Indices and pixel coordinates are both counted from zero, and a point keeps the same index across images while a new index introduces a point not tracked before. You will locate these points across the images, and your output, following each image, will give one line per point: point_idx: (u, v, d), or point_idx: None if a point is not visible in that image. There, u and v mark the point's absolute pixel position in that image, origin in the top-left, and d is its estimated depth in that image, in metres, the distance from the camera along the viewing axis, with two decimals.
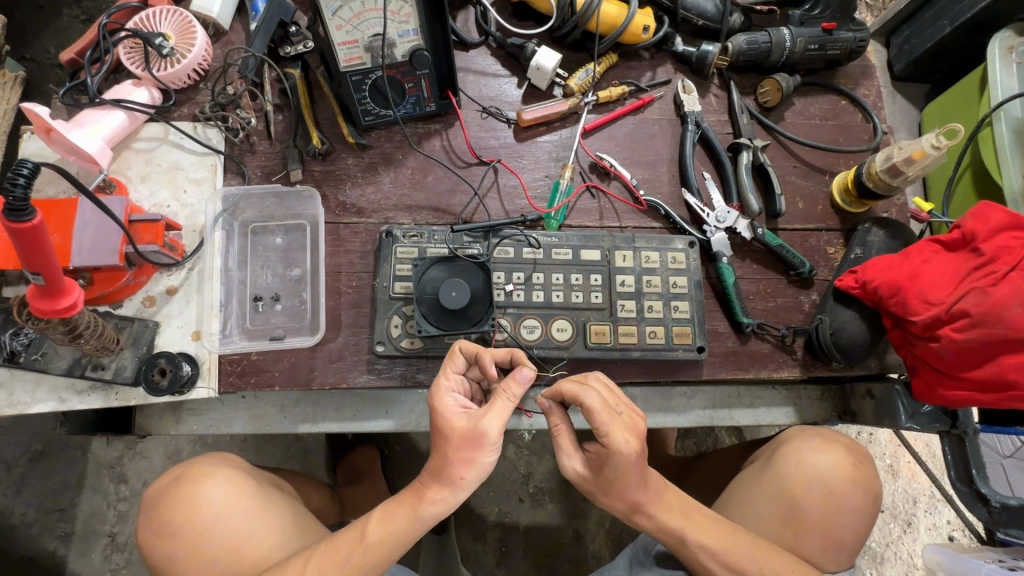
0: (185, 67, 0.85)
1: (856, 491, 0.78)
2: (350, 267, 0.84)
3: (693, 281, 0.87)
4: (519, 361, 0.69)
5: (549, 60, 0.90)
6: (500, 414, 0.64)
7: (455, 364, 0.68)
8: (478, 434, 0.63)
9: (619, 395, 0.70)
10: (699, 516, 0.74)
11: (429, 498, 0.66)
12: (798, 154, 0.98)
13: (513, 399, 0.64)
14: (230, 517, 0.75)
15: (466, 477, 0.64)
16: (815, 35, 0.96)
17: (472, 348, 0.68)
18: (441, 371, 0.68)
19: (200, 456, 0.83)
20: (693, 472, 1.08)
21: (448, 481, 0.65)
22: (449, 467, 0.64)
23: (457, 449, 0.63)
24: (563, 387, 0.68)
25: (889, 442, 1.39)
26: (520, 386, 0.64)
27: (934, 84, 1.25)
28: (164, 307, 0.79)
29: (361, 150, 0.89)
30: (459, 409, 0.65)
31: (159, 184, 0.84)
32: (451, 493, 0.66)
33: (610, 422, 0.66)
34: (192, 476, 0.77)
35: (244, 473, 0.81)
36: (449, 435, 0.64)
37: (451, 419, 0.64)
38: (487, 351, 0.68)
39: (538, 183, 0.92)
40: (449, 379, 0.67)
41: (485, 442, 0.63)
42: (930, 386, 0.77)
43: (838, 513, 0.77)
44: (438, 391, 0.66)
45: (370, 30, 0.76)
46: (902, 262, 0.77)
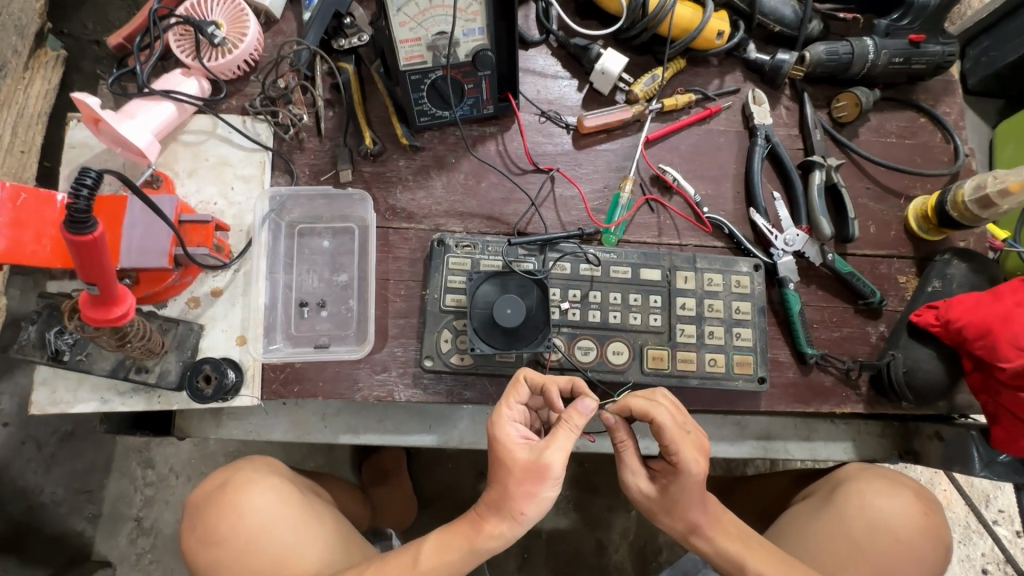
0: (236, 58, 0.81)
1: (925, 539, 0.76)
2: (398, 275, 0.81)
3: (758, 306, 0.83)
4: (583, 392, 0.66)
5: (615, 65, 0.86)
6: (563, 447, 0.61)
7: (519, 393, 0.65)
8: (542, 467, 0.60)
9: (687, 414, 0.68)
10: (759, 547, 0.71)
11: (487, 531, 0.63)
12: (872, 174, 0.92)
13: (575, 430, 0.61)
14: (276, 528, 0.72)
15: (526, 512, 0.61)
16: (901, 47, 0.89)
17: (537, 379, 0.66)
18: (503, 399, 0.64)
19: (242, 462, 0.81)
20: (733, 497, 1.05)
21: (508, 515, 0.62)
22: (510, 500, 0.61)
23: (518, 481, 0.60)
24: (632, 402, 0.66)
25: (929, 470, 1.35)
26: (583, 417, 0.62)
27: (1010, 101, 1.18)
28: (209, 309, 0.76)
29: (413, 152, 0.85)
30: (521, 440, 0.62)
31: (207, 180, 0.80)
32: (510, 527, 0.62)
33: (681, 440, 0.64)
34: (238, 483, 0.76)
35: (288, 483, 0.79)
36: (510, 466, 0.61)
37: (513, 451, 0.61)
38: (554, 382, 0.66)
39: (596, 194, 0.87)
40: (511, 408, 0.64)
41: (548, 475, 0.60)
42: (1013, 436, 0.72)
43: (908, 561, 0.74)
44: (500, 420, 0.63)
45: (434, 28, 0.72)
46: (993, 302, 0.72)
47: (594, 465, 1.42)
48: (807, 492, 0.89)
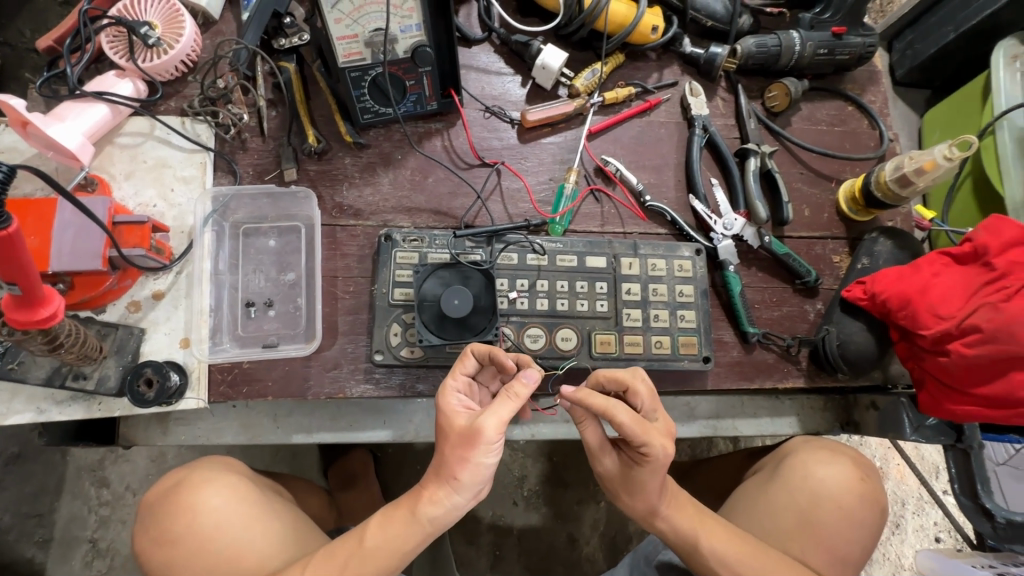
0: (173, 58, 0.80)
1: (864, 505, 0.79)
2: (347, 271, 0.81)
3: (700, 289, 0.85)
4: (529, 365, 0.69)
5: (554, 59, 0.88)
6: (500, 413, 0.61)
7: (465, 366, 0.67)
8: (475, 431, 0.60)
9: (649, 401, 0.67)
10: (707, 517, 0.74)
11: (428, 498, 0.63)
12: (804, 160, 0.96)
13: (516, 399, 0.62)
14: (230, 527, 0.71)
15: (462, 478, 0.61)
16: (825, 39, 0.94)
17: (483, 350, 0.68)
18: (449, 372, 0.67)
19: (201, 460, 0.80)
20: (693, 478, 1.07)
21: (446, 480, 0.62)
22: (446, 464, 0.61)
23: (453, 447, 0.61)
24: (590, 400, 0.63)
25: (881, 445, 1.40)
26: (525, 387, 0.63)
27: (934, 91, 1.25)
28: (150, 313, 0.75)
29: (358, 149, 0.86)
30: (461, 408, 0.64)
31: (145, 182, 0.79)
32: (448, 495, 0.62)
33: (645, 433, 0.63)
34: (192, 484, 0.74)
35: (247, 481, 0.77)
36: (446, 431, 0.62)
37: (452, 417, 0.62)
38: (500, 350, 0.68)
39: (542, 186, 0.89)
40: (456, 380, 0.66)
41: (480, 440, 0.59)
42: (938, 400, 0.76)
43: (850, 526, 0.78)
44: (445, 392, 0.65)
45: (370, 24, 0.73)
46: (912, 275, 0.76)
47: (562, 459, 1.44)
48: (757, 467, 0.92)
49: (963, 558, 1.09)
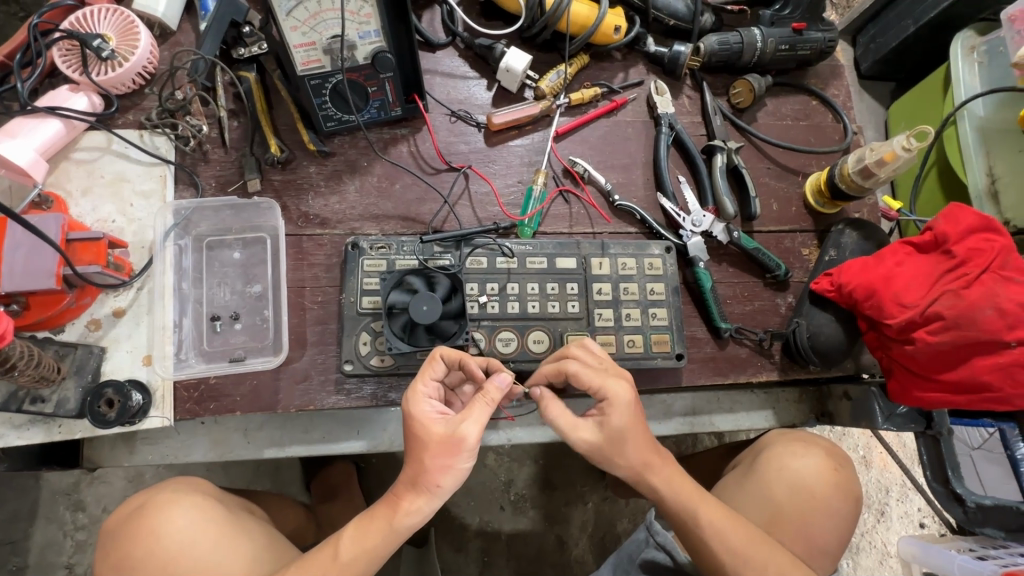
0: (129, 70, 0.79)
1: (838, 495, 0.80)
2: (314, 282, 0.80)
3: (671, 287, 0.86)
4: (498, 368, 0.69)
5: (518, 62, 0.87)
6: (479, 419, 0.62)
7: (434, 370, 0.66)
8: (458, 439, 0.61)
9: (602, 356, 0.71)
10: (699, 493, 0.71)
11: (404, 508, 0.63)
12: (771, 155, 0.97)
13: (491, 403, 0.63)
14: (196, 548, 0.69)
15: (444, 485, 0.62)
16: (785, 35, 0.95)
17: (454, 354, 0.66)
18: (419, 376, 0.65)
19: (165, 482, 0.78)
20: None
21: (425, 488, 0.63)
22: (426, 474, 0.62)
23: (434, 455, 0.61)
24: (545, 368, 0.70)
25: (862, 435, 1.41)
26: (499, 391, 0.63)
27: (899, 83, 1.26)
28: (111, 330, 0.73)
29: (323, 158, 0.85)
30: (437, 415, 0.63)
31: (103, 198, 0.78)
32: (427, 501, 0.63)
33: (598, 376, 0.67)
34: (156, 505, 0.72)
35: (213, 501, 0.76)
36: (424, 439, 0.62)
37: (430, 425, 0.62)
38: (470, 356, 0.68)
39: (511, 189, 0.89)
40: (427, 386, 0.65)
41: (463, 447, 0.61)
42: (906, 387, 0.76)
43: (825, 517, 0.79)
44: (415, 398, 0.64)
45: (327, 32, 0.72)
46: (877, 265, 0.77)
47: (548, 461, 1.43)
48: (735, 462, 0.92)
49: (944, 543, 1.11)
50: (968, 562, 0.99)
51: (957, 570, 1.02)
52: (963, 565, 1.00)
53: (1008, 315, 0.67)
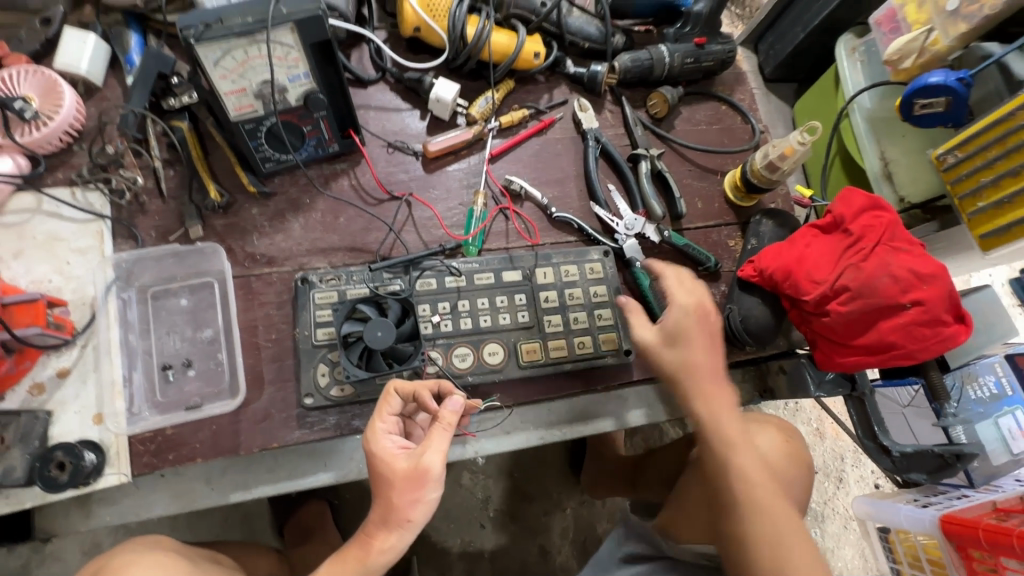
0: (54, 129, 0.78)
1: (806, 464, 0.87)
2: (266, 320, 0.81)
3: (612, 288, 0.91)
4: (449, 390, 0.72)
5: (447, 91, 0.92)
6: (440, 447, 0.65)
7: (391, 406, 0.68)
8: (422, 471, 0.64)
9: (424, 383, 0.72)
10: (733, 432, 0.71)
11: (377, 547, 0.64)
12: (690, 158, 1.06)
13: (449, 427, 0.66)
14: None
15: (414, 519, 0.64)
16: (689, 49, 1.04)
17: (408, 387, 0.69)
18: (377, 415, 0.68)
19: (122, 546, 0.74)
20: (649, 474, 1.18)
21: (395, 525, 0.64)
22: (396, 510, 0.63)
23: (402, 491, 0.64)
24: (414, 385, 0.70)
25: (813, 409, 1.51)
26: (454, 414, 0.66)
27: (799, 84, 1.39)
28: (56, 393, 0.72)
29: (264, 198, 0.86)
30: (399, 450, 0.66)
31: (37, 258, 0.76)
32: (399, 538, 0.64)
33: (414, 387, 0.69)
34: (118, 565, 0.68)
35: (173, 562, 0.72)
36: (390, 477, 0.64)
37: (392, 461, 0.65)
38: (423, 386, 0.70)
39: (453, 212, 0.93)
40: (386, 422, 0.67)
41: (429, 478, 0.64)
42: (830, 356, 0.83)
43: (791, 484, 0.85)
44: (376, 436, 0.66)
45: (257, 77, 0.74)
46: (789, 249, 0.85)
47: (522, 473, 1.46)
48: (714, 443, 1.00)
49: (891, 497, 1.23)
50: (914, 512, 1.11)
51: (905, 522, 1.14)
52: (910, 515, 1.12)
53: (902, 281, 0.75)
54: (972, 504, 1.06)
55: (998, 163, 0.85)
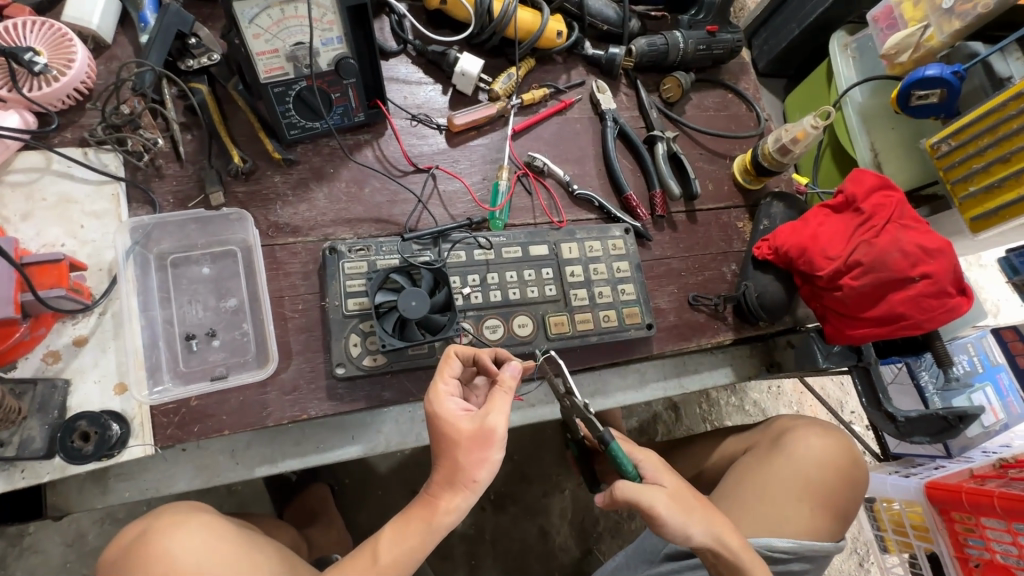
0: (66, 85, 0.74)
1: (856, 465, 0.95)
2: (293, 290, 0.79)
3: (634, 264, 0.93)
4: (506, 357, 0.75)
5: (473, 66, 0.92)
6: (503, 409, 0.66)
7: (452, 367, 0.69)
8: (487, 432, 0.65)
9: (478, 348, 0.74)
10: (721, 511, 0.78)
11: (444, 509, 0.65)
12: (701, 142, 1.09)
13: (510, 391, 0.68)
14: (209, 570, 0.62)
15: (480, 479, 0.65)
16: (702, 37, 1.07)
17: (467, 351, 0.71)
18: (439, 375, 0.68)
19: (164, 507, 0.72)
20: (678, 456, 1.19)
21: (462, 487, 0.65)
22: (462, 470, 0.64)
23: (467, 451, 0.65)
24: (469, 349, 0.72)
25: (796, 391, 1.61)
26: (513, 379, 0.69)
27: (791, 79, 1.46)
28: (73, 361, 0.68)
29: (288, 166, 0.84)
30: (462, 412, 0.66)
31: (47, 220, 0.72)
32: (464, 499, 0.65)
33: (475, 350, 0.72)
34: (159, 531, 0.66)
35: (217, 523, 0.69)
36: (455, 437, 0.65)
37: (457, 422, 0.65)
38: (480, 352, 0.73)
39: (477, 186, 0.93)
40: (448, 384, 0.68)
41: (494, 438, 0.65)
42: (840, 329, 0.89)
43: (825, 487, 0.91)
44: (438, 396, 0.67)
45: (291, 38, 0.72)
46: (804, 226, 0.90)
47: (522, 455, 1.47)
48: (749, 446, 1.05)
49: (874, 470, 1.31)
50: (898, 479, 1.18)
51: (890, 490, 1.21)
52: (895, 483, 1.19)
53: (911, 256, 0.80)
54: (950, 471, 1.14)
55: (990, 150, 0.92)
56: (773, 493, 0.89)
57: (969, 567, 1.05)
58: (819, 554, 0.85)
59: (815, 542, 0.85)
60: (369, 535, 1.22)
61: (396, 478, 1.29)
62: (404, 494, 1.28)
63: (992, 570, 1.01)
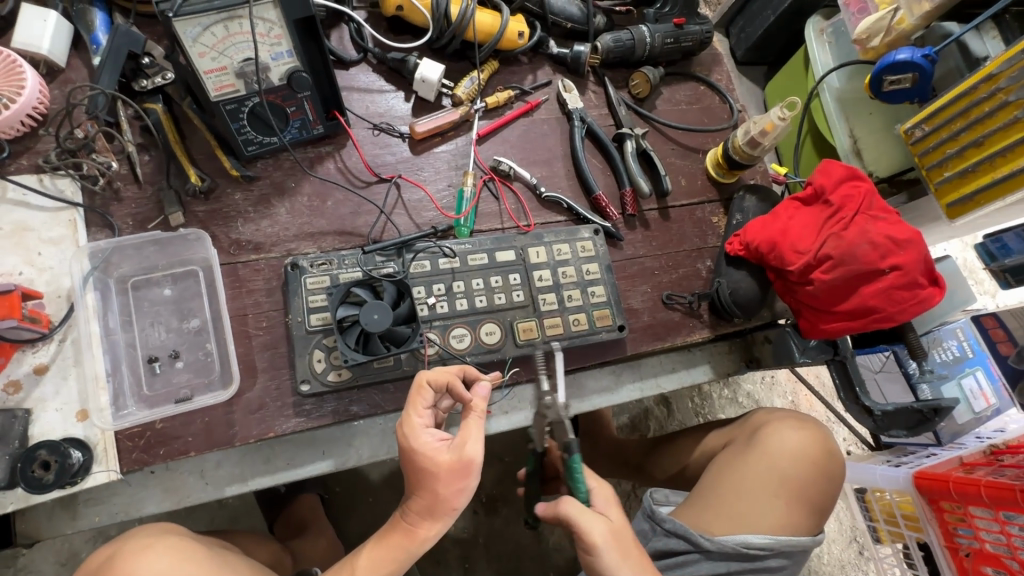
0: (17, 113, 0.74)
1: (832, 458, 0.94)
2: (256, 308, 0.78)
3: (604, 265, 0.92)
4: (475, 376, 0.74)
5: (432, 72, 0.91)
6: (479, 437, 0.67)
7: (425, 398, 0.68)
8: (466, 462, 0.66)
9: (446, 369, 0.72)
10: None
11: (422, 536, 0.67)
12: (672, 137, 1.07)
13: (483, 416, 0.68)
14: None
15: (459, 505, 0.67)
16: (669, 30, 1.05)
17: (439, 380, 0.69)
18: (413, 408, 0.67)
19: (133, 530, 0.71)
20: (661, 453, 1.18)
21: (441, 514, 0.67)
22: (444, 500, 0.66)
23: (447, 483, 0.65)
24: (440, 376, 0.70)
25: (788, 381, 1.59)
26: (486, 401, 0.69)
27: (770, 66, 1.43)
28: (34, 390, 0.69)
29: (248, 183, 0.83)
30: (440, 443, 0.67)
31: (4, 250, 0.72)
32: (444, 524, 0.68)
33: (444, 375, 0.71)
34: (123, 555, 0.65)
35: (183, 543, 0.69)
36: (434, 471, 0.65)
37: (436, 456, 0.65)
38: (452, 376, 0.71)
39: (443, 193, 0.92)
40: (422, 416, 0.68)
41: (472, 467, 0.66)
42: (814, 323, 0.87)
43: (802, 482, 0.90)
44: (414, 431, 0.67)
45: (239, 55, 0.71)
46: (774, 221, 0.88)
47: (514, 457, 1.47)
48: (728, 441, 1.04)
49: (866, 460, 1.30)
50: (888, 470, 1.17)
51: (880, 481, 1.19)
52: (884, 474, 1.17)
53: (880, 247, 0.79)
54: (940, 459, 1.12)
55: (962, 135, 0.90)
56: (751, 488, 0.88)
57: (960, 557, 1.04)
58: (796, 549, 0.84)
59: (792, 537, 0.85)
60: (360, 543, 1.23)
61: (385, 486, 1.30)
62: (393, 501, 1.28)
63: (982, 559, 1.00)
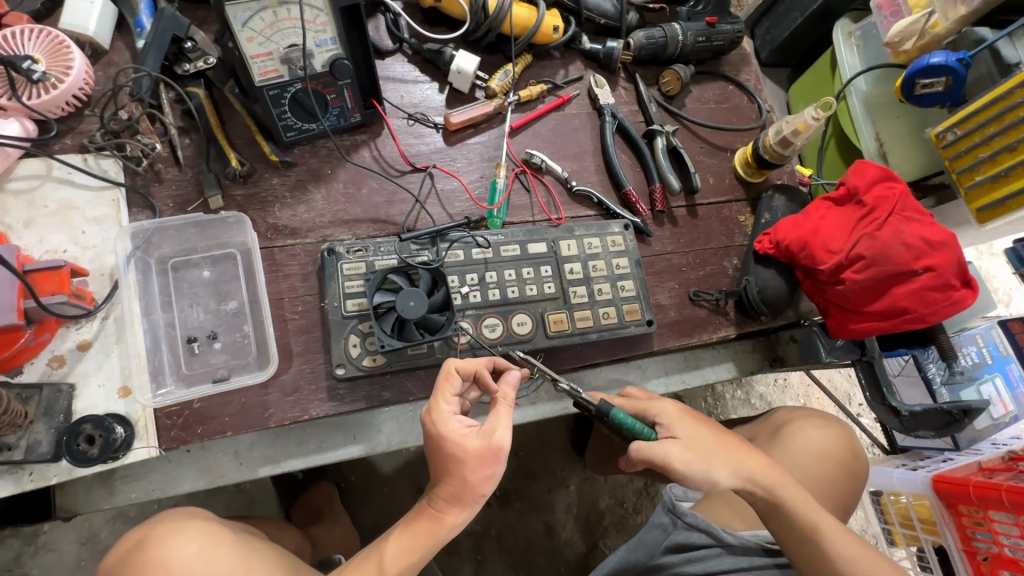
0: (64, 92, 0.75)
1: (855, 458, 0.94)
2: (292, 292, 0.79)
3: (634, 260, 0.93)
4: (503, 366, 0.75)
5: (468, 63, 0.92)
6: (507, 424, 0.68)
7: (453, 385, 0.69)
8: (493, 449, 0.66)
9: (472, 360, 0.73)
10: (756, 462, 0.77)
11: (450, 522, 0.68)
12: (701, 135, 1.08)
13: (511, 403, 0.69)
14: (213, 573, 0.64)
15: (486, 492, 0.68)
16: (701, 28, 1.06)
17: (467, 368, 0.71)
18: (441, 395, 0.68)
19: (164, 512, 0.72)
20: None
21: (468, 501, 0.68)
22: (471, 486, 0.66)
23: (475, 468, 0.66)
24: (467, 365, 0.71)
25: (802, 384, 1.59)
26: (514, 389, 0.70)
27: (794, 68, 1.43)
28: (77, 365, 0.70)
29: (285, 168, 0.84)
30: (467, 429, 0.67)
31: (49, 228, 0.73)
32: (470, 512, 0.69)
33: (472, 364, 0.72)
34: (156, 539, 0.66)
35: (212, 528, 0.70)
36: (463, 456, 0.66)
37: (464, 442, 0.66)
38: (479, 365, 0.72)
39: (475, 184, 0.93)
40: (450, 403, 0.68)
41: (500, 454, 0.67)
42: (843, 323, 0.88)
43: (827, 479, 0.90)
44: (443, 417, 0.67)
45: (285, 40, 0.72)
46: (805, 220, 0.89)
47: (528, 451, 1.48)
48: (750, 438, 1.05)
49: (882, 463, 1.30)
50: (905, 474, 1.18)
51: (897, 484, 1.21)
52: (901, 478, 1.19)
53: (914, 248, 0.79)
54: (958, 464, 1.13)
55: (995, 139, 0.90)
56: None
57: (977, 561, 1.03)
58: None
59: None
60: (375, 532, 1.24)
61: (401, 476, 1.31)
62: (409, 492, 1.29)
63: (1000, 564, 1.00)
